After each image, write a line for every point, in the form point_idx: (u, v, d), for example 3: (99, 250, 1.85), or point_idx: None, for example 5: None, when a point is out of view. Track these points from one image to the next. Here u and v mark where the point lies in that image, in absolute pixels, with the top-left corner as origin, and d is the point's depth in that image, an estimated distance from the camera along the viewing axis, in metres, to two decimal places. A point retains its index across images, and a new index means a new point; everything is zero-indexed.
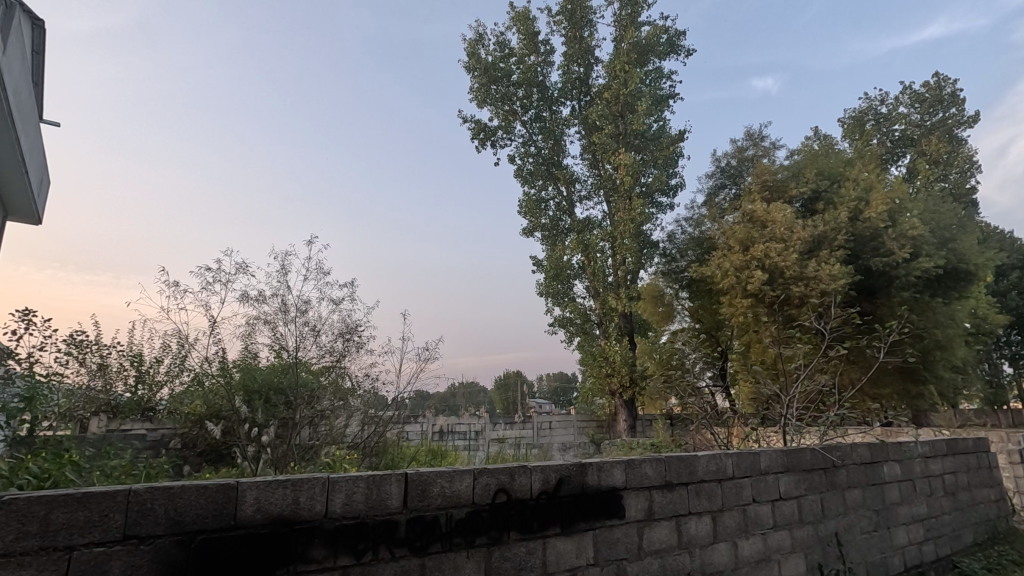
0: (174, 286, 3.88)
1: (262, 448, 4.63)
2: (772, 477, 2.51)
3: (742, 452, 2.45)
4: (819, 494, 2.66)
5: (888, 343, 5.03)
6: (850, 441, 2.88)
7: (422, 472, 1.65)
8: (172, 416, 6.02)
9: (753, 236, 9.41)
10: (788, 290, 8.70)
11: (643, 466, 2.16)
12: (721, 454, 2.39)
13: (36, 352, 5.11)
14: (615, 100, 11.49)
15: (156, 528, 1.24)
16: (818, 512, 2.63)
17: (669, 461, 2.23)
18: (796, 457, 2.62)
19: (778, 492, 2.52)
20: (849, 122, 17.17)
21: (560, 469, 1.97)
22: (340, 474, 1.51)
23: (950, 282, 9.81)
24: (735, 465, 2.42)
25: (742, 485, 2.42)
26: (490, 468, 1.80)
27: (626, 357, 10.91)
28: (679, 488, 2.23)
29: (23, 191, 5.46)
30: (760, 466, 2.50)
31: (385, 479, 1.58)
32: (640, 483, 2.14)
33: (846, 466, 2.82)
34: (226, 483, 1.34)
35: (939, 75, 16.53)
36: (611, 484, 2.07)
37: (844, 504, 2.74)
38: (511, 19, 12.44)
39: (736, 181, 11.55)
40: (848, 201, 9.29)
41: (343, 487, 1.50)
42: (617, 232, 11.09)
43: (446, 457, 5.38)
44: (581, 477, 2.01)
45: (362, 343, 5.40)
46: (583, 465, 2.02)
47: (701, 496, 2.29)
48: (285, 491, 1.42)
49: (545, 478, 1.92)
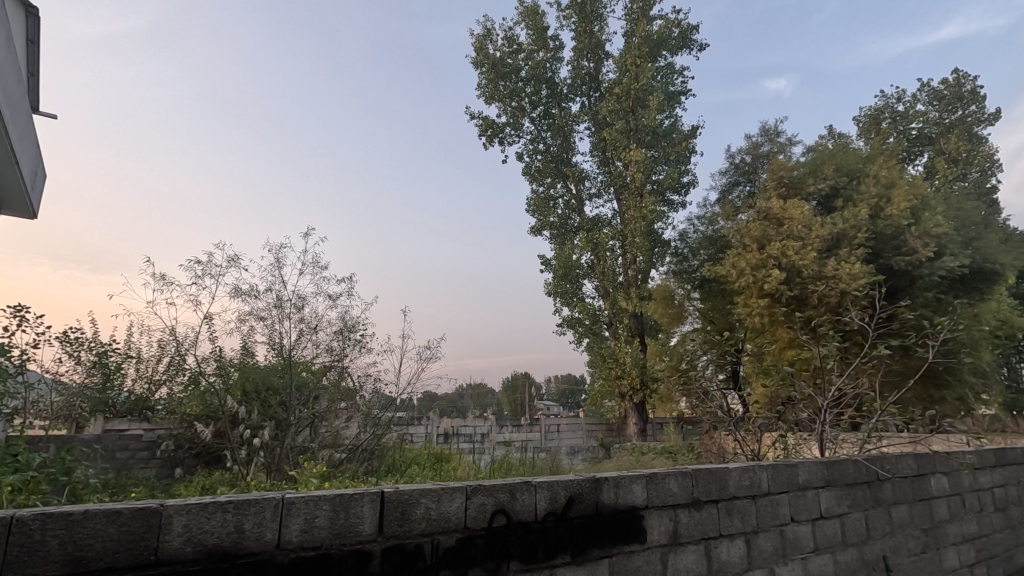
0: (161, 280, 3.72)
1: (255, 450, 4.48)
2: (812, 492, 2.25)
3: (779, 464, 2.18)
4: (863, 512, 2.39)
5: (936, 342, 4.59)
6: (894, 451, 2.59)
7: (406, 489, 1.43)
8: (166, 416, 5.83)
9: (769, 233, 9.07)
10: (806, 290, 8.40)
11: (667, 481, 1.92)
12: (755, 467, 2.13)
13: (30, 348, 4.94)
14: (626, 95, 11.18)
15: (48, 567, 1.01)
16: (863, 532, 2.36)
17: (696, 475, 1.98)
18: (837, 470, 2.36)
19: (819, 510, 2.26)
20: (866, 119, 16.77)
21: (571, 486, 1.73)
22: (301, 495, 1.29)
23: (976, 282, 9.42)
24: (770, 479, 2.16)
25: (779, 503, 2.16)
26: (487, 485, 1.57)
27: (637, 359, 10.59)
28: (708, 506, 1.98)
29: (17, 184, 5.28)
30: (799, 480, 2.23)
31: (356, 500, 1.35)
32: (664, 501, 1.89)
33: (890, 479, 2.54)
34: (146, 507, 1.12)
35: (960, 72, 16.10)
36: (631, 502, 1.83)
37: (890, 522, 2.47)
38: (520, 14, 12.21)
39: (751, 178, 11.21)
40: (868, 197, 8.98)
41: (302, 511, 1.27)
42: (627, 231, 10.84)
43: (449, 461, 5.15)
44: (595, 494, 1.77)
45: (363, 341, 5.13)
46: (597, 482, 1.78)
47: (733, 516, 2.03)
48: (225, 516, 1.18)
49: (552, 496, 1.68)
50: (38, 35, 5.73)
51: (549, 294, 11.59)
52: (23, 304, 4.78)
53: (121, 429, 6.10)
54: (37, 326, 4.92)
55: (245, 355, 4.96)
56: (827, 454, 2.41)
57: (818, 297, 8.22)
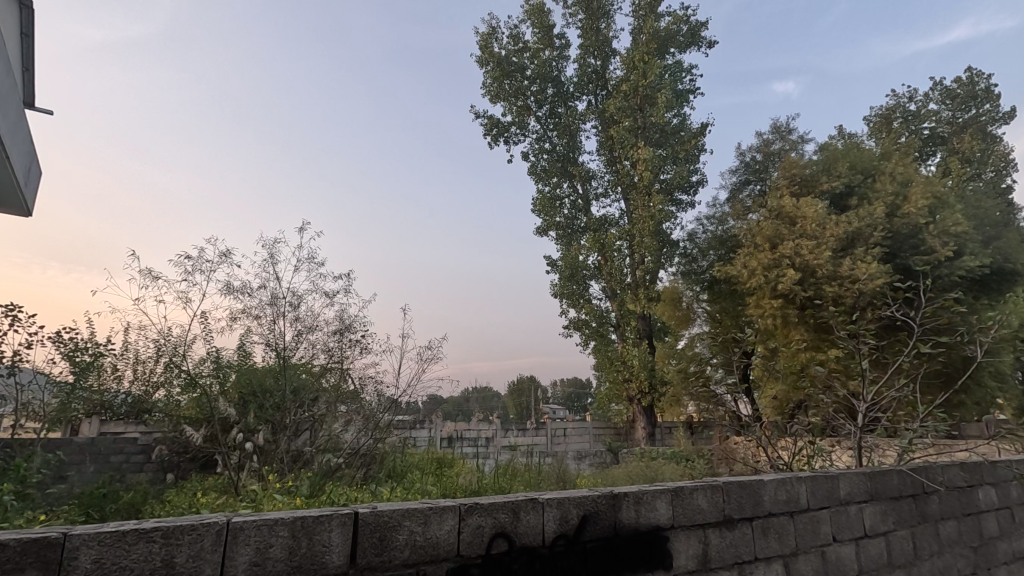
0: (150, 274, 3.56)
1: (249, 453, 4.31)
2: (855, 508, 2.10)
3: (818, 477, 2.04)
4: (910, 530, 2.22)
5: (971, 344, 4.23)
6: (938, 461, 2.41)
7: (384, 510, 1.35)
8: (160, 419, 5.65)
9: (782, 232, 8.82)
10: (820, 290, 8.16)
11: (695, 497, 1.79)
12: (792, 480, 1.99)
13: (22, 350, 4.80)
14: (634, 92, 11.02)
15: None
16: (911, 552, 2.19)
17: (727, 490, 1.86)
18: (881, 482, 2.20)
19: (862, 528, 2.10)
20: (877, 119, 16.51)
21: (584, 505, 1.62)
22: (250, 519, 1.21)
23: (997, 282, 9.14)
24: (811, 494, 2.01)
25: (820, 520, 2.01)
26: (485, 505, 1.48)
27: (646, 362, 10.35)
28: (741, 525, 1.85)
29: (9, 181, 5.14)
30: (840, 494, 2.08)
31: (323, 524, 1.28)
32: (692, 520, 1.77)
33: (935, 492, 2.36)
34: (50, 538, 1.04)
35: (972, 70, 15.80)
36: (654, 522, 1.71)
37: (938, 540, 2.29)
38: (525, 13, 12.07)
39: (762, 177, 10.96)
40: (884, 194, 8.74)
41: (250, 540, 1.20)
42: (635, 230, 10.63)
43: (453, 467, 4.95)
44: (614, 514, 1.66)
45: (363, 341, 4.95)
46: (615, 499, 1.67)
47: (769, 536, 1.89)
48: (148, 547, 1.10)
49: (562, 516, 1.59)
50: (32, 28, 5.61)
51: (555, 295, 11.38)
52: (15, 304, 4.64)
53: (116, 432, 6.27)
54: (30, 327, 4.78)
55: (242, 356, 4.82)
56: (868, 464, 2.24)
57: (833, 297, 7.99)
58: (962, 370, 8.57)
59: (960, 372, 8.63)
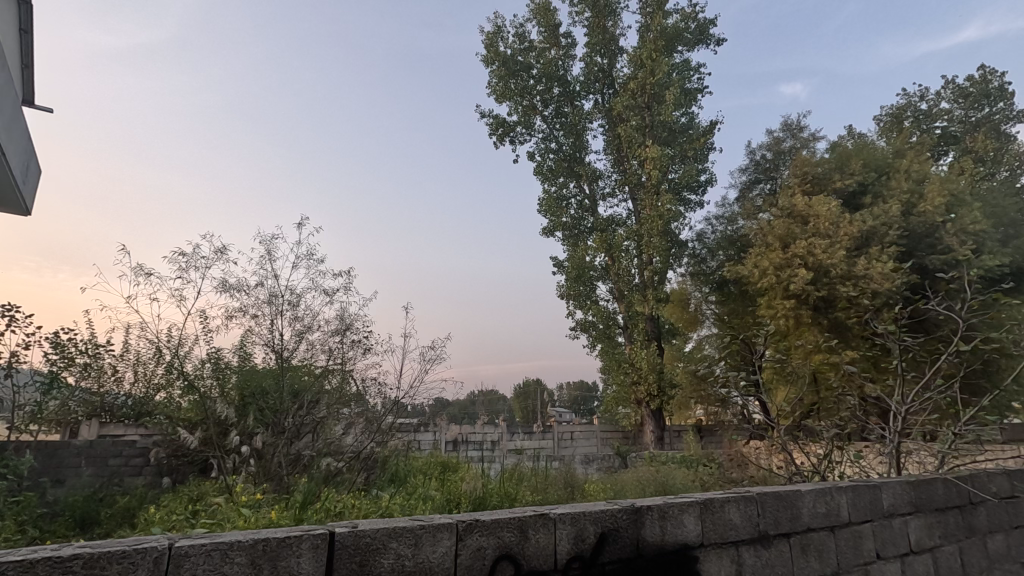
0: (142, 272, 3.43)
1: (247, 457, 4.21)
2: (898, 520, 2.12)
3: (859, 488, 2.05)
4: (957, 545, 2.25)
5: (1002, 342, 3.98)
6: (988, 471, 2.44)
7: (368, 530, 1.27)
8: (158, 422, 5.52)
9: (794, 231, 8.63)
10: (834, 290, 8.00)
11: (727, 510, 1.77)
12: (833, 493, 2.00)
13: (20, 351, 4.70)
14: (642, 90, 10.90)
15: None
16: (958, 568, 2.22)
17: (762, 503, 1.84)
18: (925, 494, 2.22)
19: (908, 544, 2.12)
20: (887, 118, 16.29)
21: (602, 522, 1.57)
22: (197, 544, 1.11)
23: (1017, 282, 8.92)
24: (851, 507, 2.02)
25: (862, 535, 2.02)
26: (487, 523, 1.42)
27: (654, 364, 10.17)
28: (777, 541, 1.84)
29: (6, 179, 5.03)
30: (883, 506, 2.10)
31: (288, 548, 1.18)
32: (724, 536, 1.75)
33: (983, 503, 2.39)
34: None
35: (986, 68, 15.51)
36: (682, 538, 1.68)
37: (988, 555, 2.33)
38: (531, 11, 11.95)
39: (772, 175, 10.80)
40: (899, 192, 8.54)
41: (198, 566, 1.09)
42: (643, 230, 10.48)
43: (459, 471, 4.82)
44: (637, 531, 1.61)
45: (365, 341, 4.79)
46: (638, 516, 1.62)
47: (808, 553, 1.88)
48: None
49: (578, 534, 1.52)
50: (31, 24, 5.53)
51: (561, 297, 11.20)
52: (12, 304, 4.54)
53: (116, 434, 6.14)
54: (27, 327, 4.68)
55: (241, 357, 4.67)
56: (914, 473, 2.28)
57: (848, 297, 7.82)
58: (1002, 373, 8.28)
59: (1001, 376, 8.34)
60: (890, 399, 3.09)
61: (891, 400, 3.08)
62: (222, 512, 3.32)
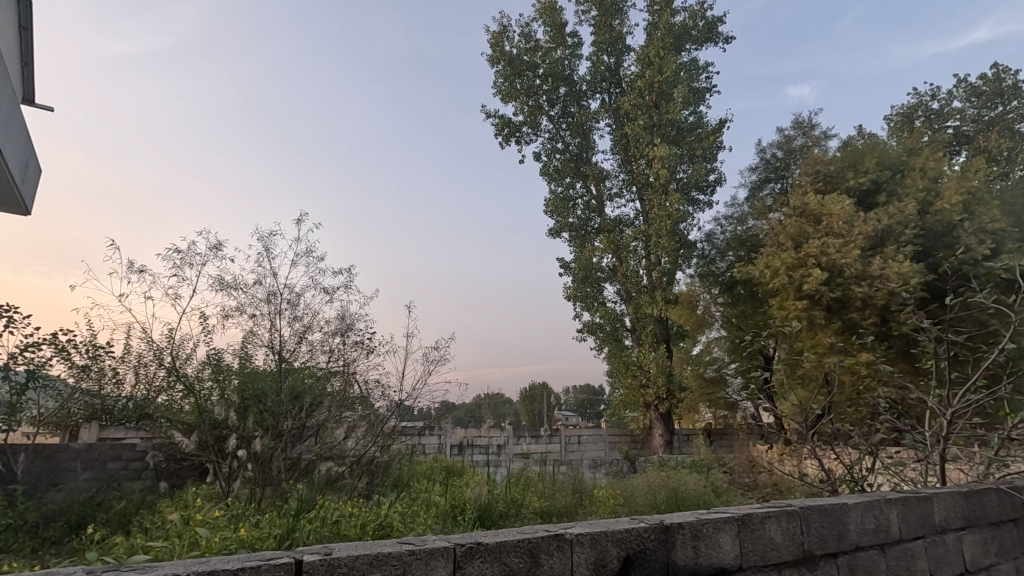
0: (137, 271, 3.32)
1: (244, 462, 4.04)
2: (950, 537, 2.10)
3: (910, 503, 2.02)
4: (1008, 563, 2.25)
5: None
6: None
7: (344, 558, 1.14)
8: (157, 425, 5.43)
9: (807, 231, 8.45)
10: (849, 291, 7.82)
11: (768, 528, 1.70)
12: (885, 508, 1.96)
13: (19, 352, 4.60)
14: (649, 89, 10.76)
15: None
16: None
17: (810, 520, 1.78)
18: (974, 508, 2.21)
19: (962, 561, 2.10)
20: (898, 117, 16.05)
21: (629, 543, 1.47)
22: None
23: None
24: (902, 523, 1.99)
25: (916, 553, 1.98)
26: (496, 546, 1.31)
27: (664, 367, 9.94)
28: (827, 560, 1.78)
29: (5, 178, 4.95)
30: (935, 522, 2.08)
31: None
32: (768, 554, 1.68)
33: None
34: None
35: (999, 66, 15.21)
36: (718, 559, 1.59)
37: None
38: (536, 11, 11.84)
39: (782, 174, 10.62)
40: (915, 190, 8.35)
41: None
42: (651, 230, 10.32)
43: (463, 478, 4.67)
44: (666, 551, 1.53)
45: (365, 341, 4.67)
46: (668, 535, 1.53)
47: (857, 572, 1.84)
48: None
49: (599, 557, 1.42)
50: (31, 22, 5.45)
51: (568, 298, 11.03)
52: (11, 304, 4.45)
53: (115, 438, 5.98)
54: (26, 328, 4.59)
55: (242, 360, 4.58)
56: (963, 485, 2.27)
57: (863, 297, 7.66)
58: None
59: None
60: (933, 403, 2.89)
61: (934, 404, 2.88)
62: (216, 517, 3.21)
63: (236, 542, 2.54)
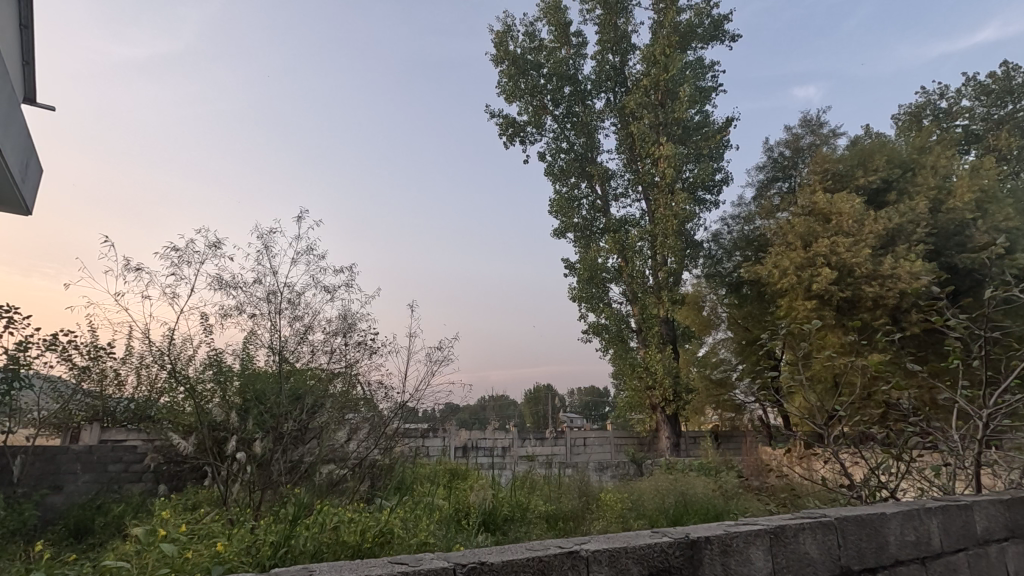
0: (135, 269, 3.26)
1: (244, 465, 3.97)
2: (994, 547, 2.05)
3: (953, 511, 1.97)
4: None
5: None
6: None
7: None
8: (159, 427, 5.37)
9: (816, 230, 8.32)
10: (859, 291, 7.70)
11: (803, 542, 1.65)
12: (926, 517, 1.91)
13: (18, 354, 4.55)
14: (655, 87, 10.65)
15: None
16: None
17: (849, 532, 1.74)
18: (1017, 517, 2.16)
19: (1005, 570, 2.05)
20: (905, 117, 15.89)
21: (653, 562, 1.42)
22: None
23: None
24: (943, 533, 1.94)
25: (957, 564, 1.94)
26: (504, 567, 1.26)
27: (670, 368, 9.84)
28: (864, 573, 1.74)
29: (5, 178, 4.91)
30: (978, 531, 2.03)
31: None
32: (802, 568, 1.63)
33: None
34: None
35: (1009, 64, 15.00)
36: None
37: None
38: (541, 10, 11.76)
39: (790, 173, 10.49)
40: (927, 188, 8.22)
41: None
42: (657, 230, 10.21)
43: (467, 481, 4.60)
44: (692, 569, 1.47)
45: (368, 341, 4.59)
46: (694, 551, 1.48)
47: None
48: None
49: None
50: (32, 20, 5.39)
51: (573, 299, 10.92)
52: (11, 304, 4.40)
53: (116, 439, 5.88)
54: (25, 329, 4.54)
55: (243, 361, 4.51)
56: (1005, 493, 2.21)
57: (873, 297, 7.56)
58: None
59: None
60: (967, 404, 2.82)
61: (969, 405, 2.81)
62: (217, 522, 3.13)
63: (209, 556, 2.42)
